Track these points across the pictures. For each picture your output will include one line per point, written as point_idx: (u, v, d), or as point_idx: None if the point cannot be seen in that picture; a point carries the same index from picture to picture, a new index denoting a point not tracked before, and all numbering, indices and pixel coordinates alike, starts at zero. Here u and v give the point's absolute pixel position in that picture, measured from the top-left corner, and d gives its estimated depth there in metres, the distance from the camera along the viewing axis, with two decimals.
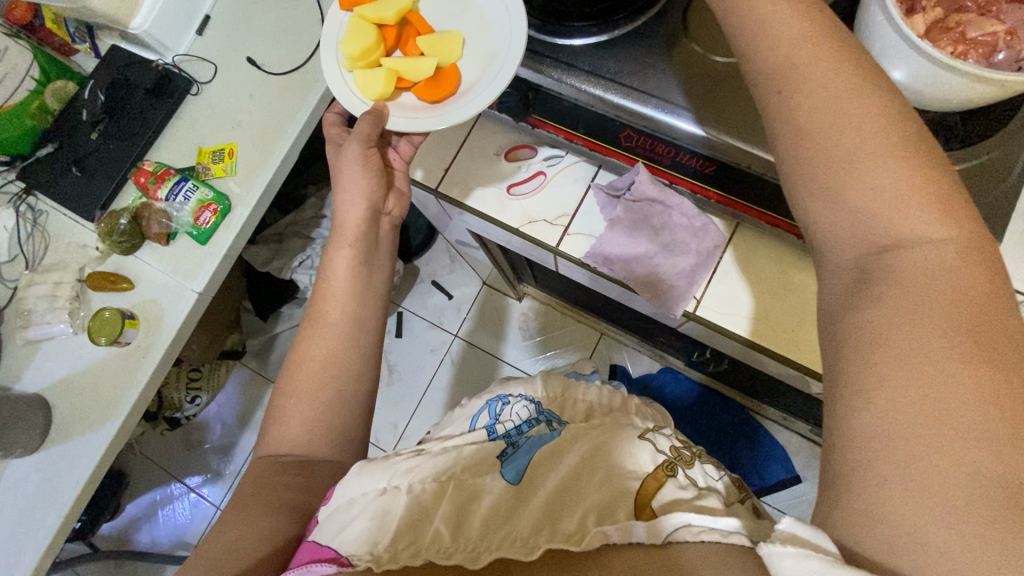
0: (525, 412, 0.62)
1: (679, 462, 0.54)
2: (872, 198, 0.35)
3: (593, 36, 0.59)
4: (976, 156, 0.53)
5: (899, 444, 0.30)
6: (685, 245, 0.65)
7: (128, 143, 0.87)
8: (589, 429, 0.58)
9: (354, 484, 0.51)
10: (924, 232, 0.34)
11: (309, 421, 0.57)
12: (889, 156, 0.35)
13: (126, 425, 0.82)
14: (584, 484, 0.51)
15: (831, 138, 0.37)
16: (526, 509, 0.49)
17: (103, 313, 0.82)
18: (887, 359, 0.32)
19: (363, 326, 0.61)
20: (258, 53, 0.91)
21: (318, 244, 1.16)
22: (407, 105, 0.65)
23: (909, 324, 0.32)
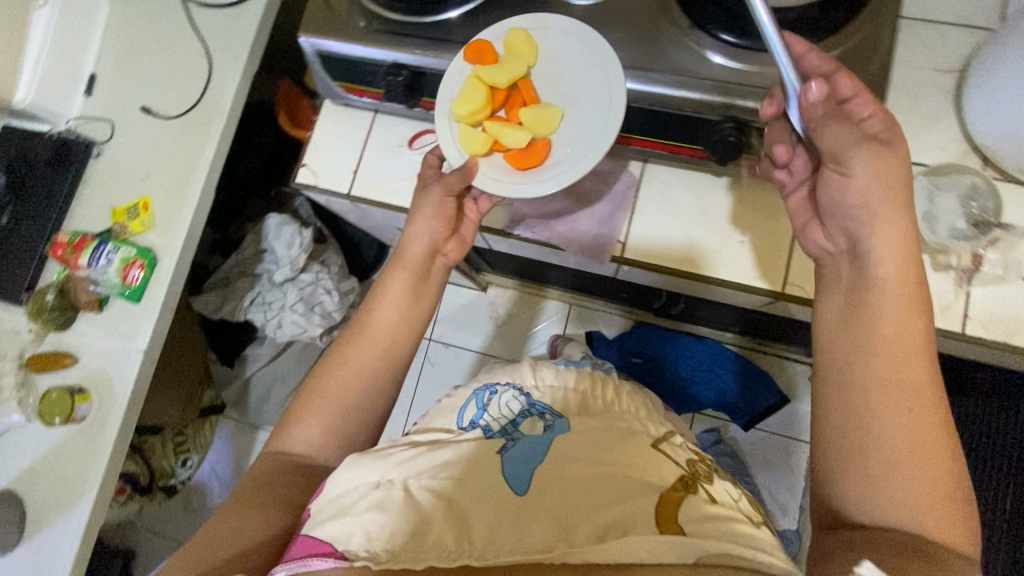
0: (517, 405, 0.64)
1: (699, 479, 0.55)
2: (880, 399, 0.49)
3: (467, 5, 0.63)
4: (845, 40, 0.54)
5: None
6: (600, 192, 0.66)
7: (40, 218, 0.85)
8: (600, 425, 0.58)
9: (350, 474, 0.52)
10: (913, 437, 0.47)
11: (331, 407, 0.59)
12: (898, 381, 0.47)
13: (102, 499, 0.81)
14: (594, 489, 0.51)
15: (862, 351, 0.50)
16: (535, 518, 0.48)
17: (50, 394, 0.81)
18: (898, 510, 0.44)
19: (398, 316, 0.63)
20: (151, 100, 0.89)
21: (265, 281, 1.14)
22: (497, 165, 0.59)
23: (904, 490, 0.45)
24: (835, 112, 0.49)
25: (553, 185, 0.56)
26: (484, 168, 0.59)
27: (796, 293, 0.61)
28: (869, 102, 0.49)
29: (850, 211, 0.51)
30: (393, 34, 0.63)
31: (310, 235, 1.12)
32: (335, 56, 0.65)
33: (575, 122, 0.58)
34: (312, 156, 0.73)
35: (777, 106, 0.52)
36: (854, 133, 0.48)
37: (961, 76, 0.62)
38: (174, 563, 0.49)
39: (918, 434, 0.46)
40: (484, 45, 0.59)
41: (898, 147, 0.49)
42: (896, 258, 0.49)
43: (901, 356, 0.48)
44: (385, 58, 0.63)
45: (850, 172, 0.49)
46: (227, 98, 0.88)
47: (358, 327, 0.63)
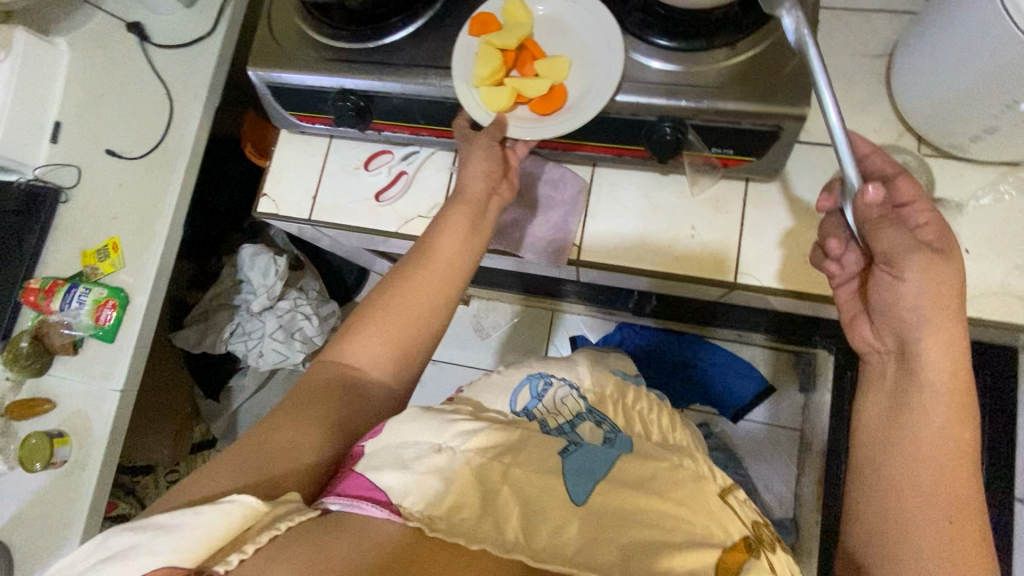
0: (574, 407, 0.61)
1: (764, 547, 0.46)
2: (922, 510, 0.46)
3: (411, 24, 0.64)
4: (768, 36, 0.56)
5: None
6: (551, 199, 0.67)
7: (11, 266, 0.86)
8: (666, 454, 0.52)
9: (414, 431, 0.50)
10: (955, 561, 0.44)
11: (391, 330, 0.56)
12: (943, 499, 0.45)
13: (86, 542, 0.81)
14: (646, 531, 0.45)
15: (908, 455, 0.48)
16: (586, 525, 0.45)
17: (29, 440, 0.80)
18: None
19: (463, 241, 0.59)
20: (116, 143, 0.90)
21: (244, 311, 1.15)
22: (524, 117, 0.60)
23: None
24: (890, 215, 0.50)
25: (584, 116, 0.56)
26: (512, 123, 0.60)
27: (748, 281, 0.63)
28: (924, 210, 0.50)
29: (904, 314, 0.49)
30: (337, 61, 0.64)
31: (285, 262, 1.13)
32: (284, 86, 0.66)
33: (589, 66, 0.59)
34: (272, 186, 0.74)
35: (831, 199, 0.58)
36: (910, 238, 0.48)
37: (891, 60, 0.64)
38: (231, 455, 0.48)
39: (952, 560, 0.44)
40: (486, 16, 0.61)
41: (953, 258, 0.48)
42: (948, 371, 0.48)
43: (953, 467, 0.46)
44: (332, 85, 0.65)
45: (903, 276, 0.49)
46: (191, 134, 0.89)
47: (421, 252, 0.59)
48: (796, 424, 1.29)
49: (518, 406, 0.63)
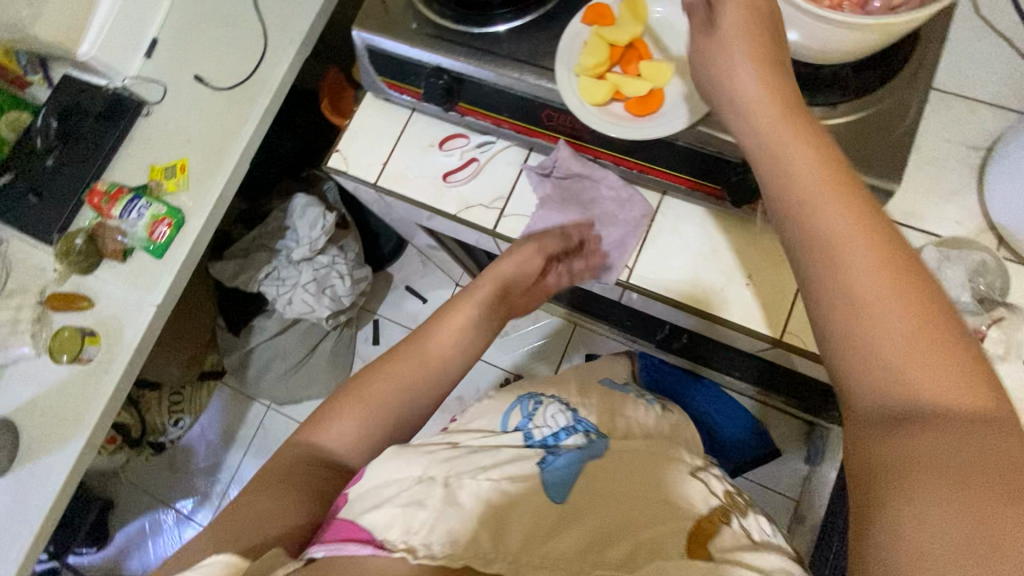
0: (563, 421, 0.67)
1: (733, 508, 0.57)
2: (882, 341, 0.37)
3: (511, 22, 0.64)
4: (875, 103, 0.55)
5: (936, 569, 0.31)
6: (614, 216, 0.66)
7: (82, 165, 0.90)
8: (638, 451, 0.62)
9: (391, 468, 0.52)
10: (932, 379, 0.36)
11: (362, 406, 0.57)
12: (904, 339, 0.37)
13: (93, 440, 0.83)
14: (618, 496, 0.55)
15: (841, 312, 0.39)
16: (565, 534, 0.49)
17: (62, 332, 0.84)
18: (914, 484, 0.34)
19: (459, 330, 0.62)
20: (205, 70, 0.93)
21: (282, 257, 1.16)
22: (614, 114, 0.58)
23: (926, 456, 0.34)
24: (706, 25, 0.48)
25: (672, 129, 0.56)
26: (602, 114, 0.58)
27: (793, 342, 0.62)
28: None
29: (760, 135, 0.45)
30: (439, 39, 0.65)
31: (333, 219, 1.15)
32: (383, 52, 0.68)
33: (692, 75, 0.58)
34: (346, 144, 0.76)
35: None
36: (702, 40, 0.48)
37: (986, 154, 0.63)
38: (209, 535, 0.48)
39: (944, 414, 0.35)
40: (604, 6, 0.59)
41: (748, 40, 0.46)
42: (839, 204, 0.40)
43: (891, 298, 0.38)
44: (429, 61, 0.66)
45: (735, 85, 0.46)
46: (277, 77, 0.91)
47: (418, 341, 0.61)
48: (792, 493, 1.28)
49: (508, 425, 0.67)
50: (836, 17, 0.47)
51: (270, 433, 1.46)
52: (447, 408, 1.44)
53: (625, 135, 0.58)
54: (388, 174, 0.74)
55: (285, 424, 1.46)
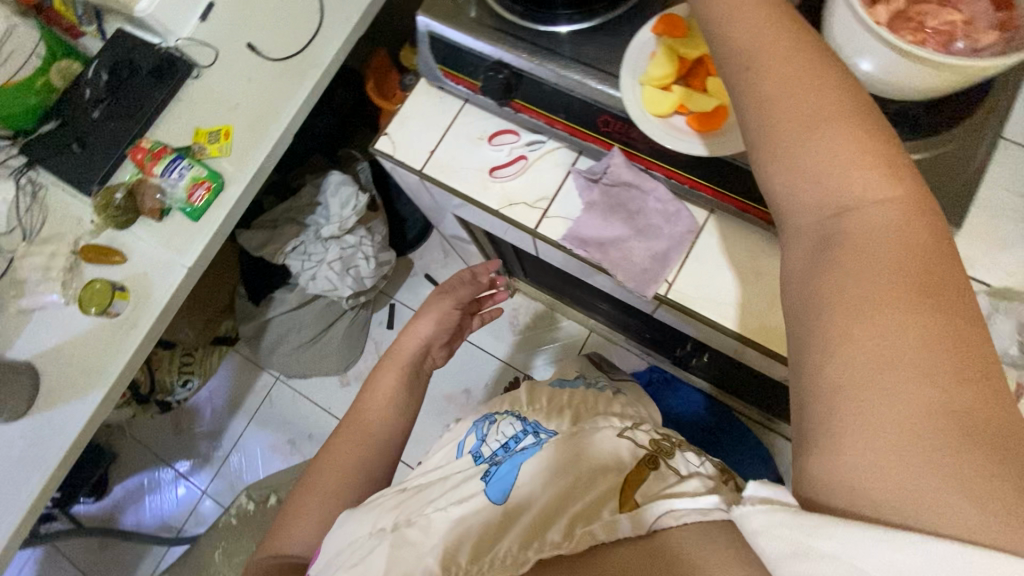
0: (512, 429, 0.67)
1: (659, 454, 0.60)
2: (829, 177, 0.38)
3: (577, 24, 0.63)
4: (942, 145, 0.55)
5: (859, 388, 0.33)
6: (659, 229, 0.66)
7: (128, 121, 0.90)
8: (570, 435, 0.64)
9: (343, 533, 0.59)
10: (873, 202, 0.37)
11: (317, 490, 0.66)
12: (845, 182, 0.37)
13: (112, 394, 0.84)
14: (562, 493, 0.57)
15: (789, 169, 0.39)
16: (510, 534, 0.54)
17: (93, 284, 0.84)
18: (841, 319, 0.35)
19: (388, 398, 0.72)
20: (258, 39, 0.93)
21: (310, 232, 1.17)
22: (676, 128, 0.58)
23: (859, 284, 0.35)
24: None
25: (736, 148, 0.55)
26: (665, 128, 0.58)
27: None
28: None
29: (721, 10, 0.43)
30: (503, 34, 0.65)
31: (365, 200, 1.15)
32: (445, 41, 0.68)
33: None
34: (395, 128, 0.76)
35: None
36: None
37: None
38: None
39: (883, 244, 0.36)
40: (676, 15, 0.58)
41: None
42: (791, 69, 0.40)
43: (830, 145, 0.38)
44: (491, 54, 0.65)
45: None
46: (329, 54, 0.91)
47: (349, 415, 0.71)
48: None
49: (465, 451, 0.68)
50: (913, 50, 0.47)
51: (276, 404, 1.47)
52: (453, 400, 1.44)
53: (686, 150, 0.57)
54: (434, 162, 0.74)
55: (292, 398, 1.46)
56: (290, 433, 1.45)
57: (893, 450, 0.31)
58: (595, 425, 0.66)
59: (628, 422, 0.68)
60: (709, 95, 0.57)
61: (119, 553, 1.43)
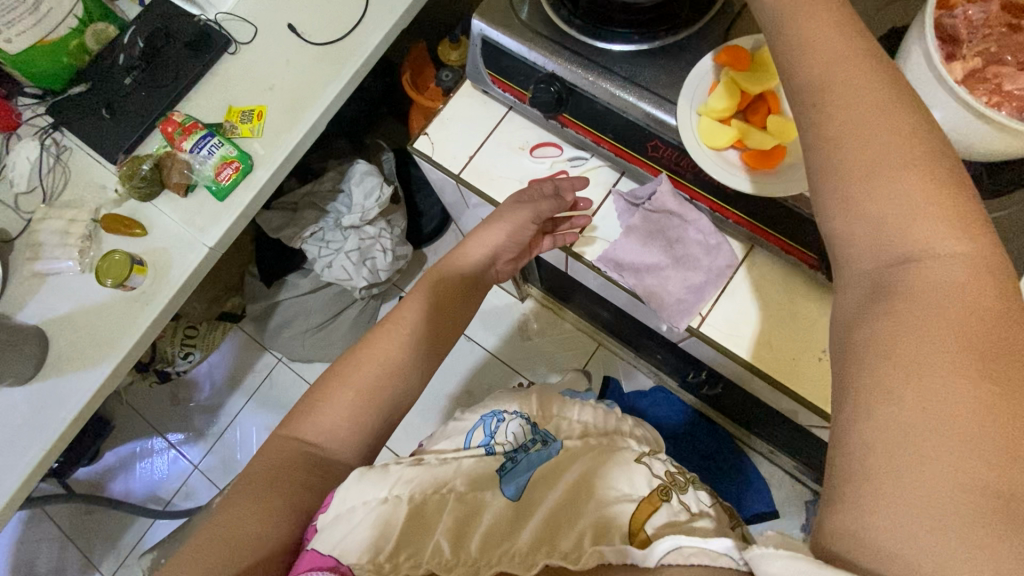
0: (521, 433, 0.68)
1: (673, 487, 0.61)
2: (894, 221, 0.35)
3: (634, 44, 0.62)
4: (996, 210, 0.55)
5: (902, 454, 0.30)
6: (697, 261, 0.65)
7: (161, 92, 0.88)
8: (591, 452, 0.66)
9: (355, 491, 0.51)
10: (938, 252, 0.34)
11: (349, 391, 0.55)
12: (908, 229, 0.35)
13: (120, 368, 0.82)
14: (574, 505, 0.58)
15: (849, 204, 0.37)
16: (521, 536, 0.54)
17: (112, 255, 0.82)
18: (892, 376, 0.32)
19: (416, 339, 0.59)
20: (299, 21, 0.91)
21: (331, 218, 1.16)
22: (730, 163, 0.57)
23: (915, 342, 0.32)
24: None
25: (794, 190, 0.54)
26: (716, 160, 0.57)
27: None
28: None
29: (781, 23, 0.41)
30: (560, 47, 0.63)
31: (389, 193, 1.14)
32: (497, 47, 0.66)
33: None
34: (435, 129, 0.75)
35: None
36: None
37: None
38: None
39: (942, 299, 0.33)
40: (743, 49, 0.57)
41: None
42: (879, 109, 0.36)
43: (901, 182, 0.35)
44: (544, 65, 0.64)
45: None
46: (370, 43, 0.89)
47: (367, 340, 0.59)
48: None
49: (472, 443, 0.67)
50: (986, 111, 0.46)
51: (276, 386, 1.46)
52: (454, 399, 1.43)
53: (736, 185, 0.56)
54: (472, 167, 0.73)
55: (292, 381, 1.45)
56: None
57: (926, 520, 0.29)
58: (618, 445, 0.68)
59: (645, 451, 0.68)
60: (768, 132, 0.55)
61: (105, 519, 1.42)
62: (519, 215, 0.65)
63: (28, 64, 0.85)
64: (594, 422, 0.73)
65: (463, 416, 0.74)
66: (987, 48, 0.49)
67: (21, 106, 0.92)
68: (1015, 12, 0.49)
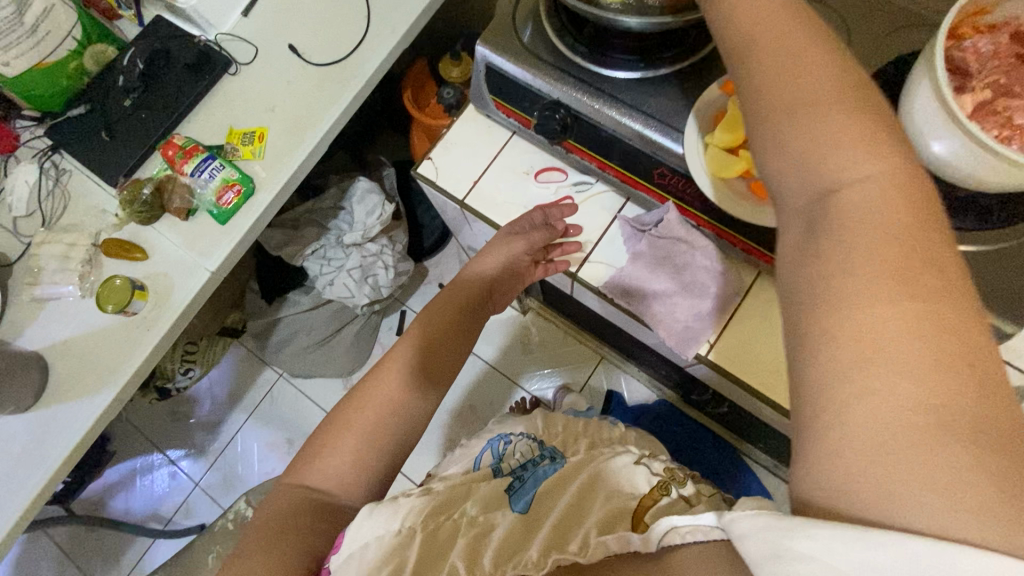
0: (529, 453, 0.70)
1: (673, 482, 0.60)
2: (820, 150, 0.33)
3: (639, 71, 0.61)
4: (1006, 240, 0.54)
5: (838, 390, 0.28)
6: (705, 287, 0.64)
7: (160, 113, 0.88)
8: (590, 460, 0.65)
9: (366, 529, 0.49)
10: (864, 172, 0.32)
11: (353, 430, 0.55)
12: (836, 153, 0.32)
13: (121, 395, 0.82)
14: (581, 511, 0.57)
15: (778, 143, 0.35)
16: (532, 544, 0.53)
17: (113, 281, 0.81)
18: (820, 311, 0.30)
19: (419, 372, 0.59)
20: (300, 41, 0.91)
21: (333, 236, 1.15)
22: (737, 192, 0.57)
23: (845, 268, 0.30)
24: None
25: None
26: (726, 192, 0.56)
27: None
28: None
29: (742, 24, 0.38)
30: (564, 73, 0.63)
31: (391, 210, 1.13)
32: (501, 73, 0.66)
33: None
34: (439, 153, 0.74)
35: None
36: None
37: None
38: None
39: (883, 220, 0.30)
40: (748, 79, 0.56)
41: None
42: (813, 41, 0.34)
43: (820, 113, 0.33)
44: (549, 92, 0.64)
45: None
46: (371, 63, 0.89)
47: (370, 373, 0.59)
48: None
49: (480, 464, 0.70)
50: (994, 145, 0.45)
51: (277, 402, 1.45)
52: (457, 414, 1.42)
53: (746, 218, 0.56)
54: (477, 192, 0.72)
55: (294, 396, 1.44)
56: (289, 432, 1.43)
57: (872, 452, 0.27)
58: (612, 452, 0.66)
59: (642, 454, 0.67)
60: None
61: (106, 539, 1.41)
62: (517, 246, 0.67)
63: (26, 87, 0.84)
64: (601, 436, 0.73)
65: (469, 442, 0.78)
66: (996, 80, 0.49)
67: (19, 129, 0.92)
68: (1022, 43, 0.50)
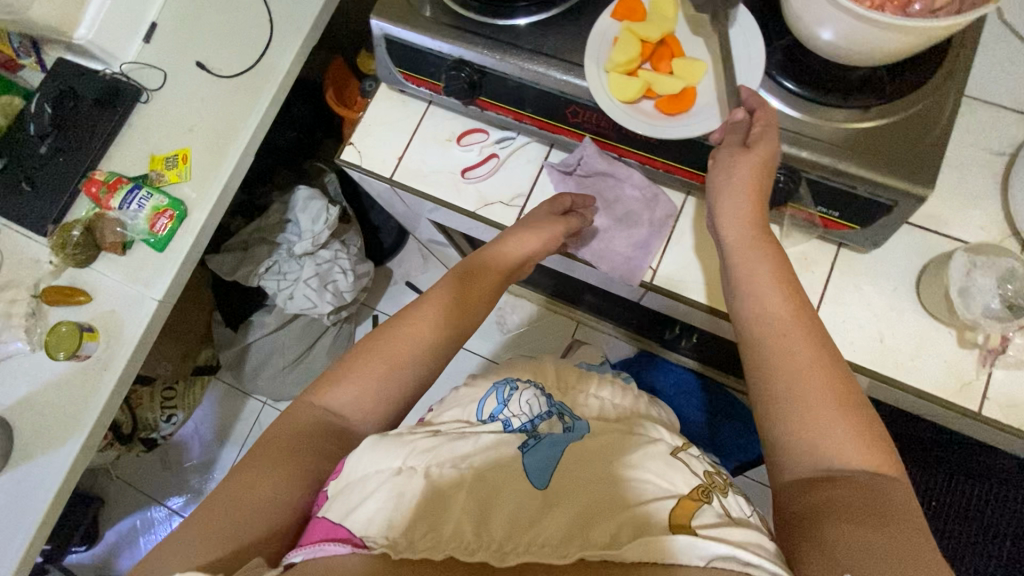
0: (535, 406, 0.64)
1: (714, 490, 0.57)
2: (804, 402, 0.50)
3: (535, 15, 0.62)
4: (909, 106, 0.55)
5: (856, 554, 0.42)
6: (639, 217, 0.66)
7: (79, 153, 0.86)
8: (616, 428, 0.61)
9: (369, 459, 0.51)
10: (832, 428, 0.49)
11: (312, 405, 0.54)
12: (810, 406, 0.49)
13: (90, 441, 0.80)
14: (609, 488, 0.53)
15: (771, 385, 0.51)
16: (552, 513, 0.49)
17: (59, 327, 0.80)
18: (830, 502, 0.46)
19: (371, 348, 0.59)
20: (208, 56, 0.90)
21: (284, 251, 1.14)
22: (644, 112, 0.58)
23: (839, 480, 0.46)
24: None
25: (700, 132, 0.56)
26: (633, 112, 0.57)
27: None
28: None
29: None
30: (460, 30, 0.63)
31: (336, 213, 1.12)
32: (401, 43, 0.65)
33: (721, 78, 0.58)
34: (360, 137, 0.74)
35: None
36: None
37: (1010, 160, 0.66)
38: None
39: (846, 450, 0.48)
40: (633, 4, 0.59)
41: None
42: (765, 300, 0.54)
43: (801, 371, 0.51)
44: (450, 52, 0.63)
45: None
46: (282, 66, 0.88)
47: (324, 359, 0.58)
48: None
49: (485, 412, 0.64)
50: (869, 13, 0.46)
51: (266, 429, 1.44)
52: None
53: (656, 132, 0.57)
54: (405, 167, 0.72)
55: None
56: None
57: None
58: (650, 432, 0.62)
59: (679, 443, 0.63)
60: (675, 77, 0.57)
61: None
62: (559, 230, 0.64)
63: None
64: (618, 400, 0.72)
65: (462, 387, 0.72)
66: None
67: None
68: None
